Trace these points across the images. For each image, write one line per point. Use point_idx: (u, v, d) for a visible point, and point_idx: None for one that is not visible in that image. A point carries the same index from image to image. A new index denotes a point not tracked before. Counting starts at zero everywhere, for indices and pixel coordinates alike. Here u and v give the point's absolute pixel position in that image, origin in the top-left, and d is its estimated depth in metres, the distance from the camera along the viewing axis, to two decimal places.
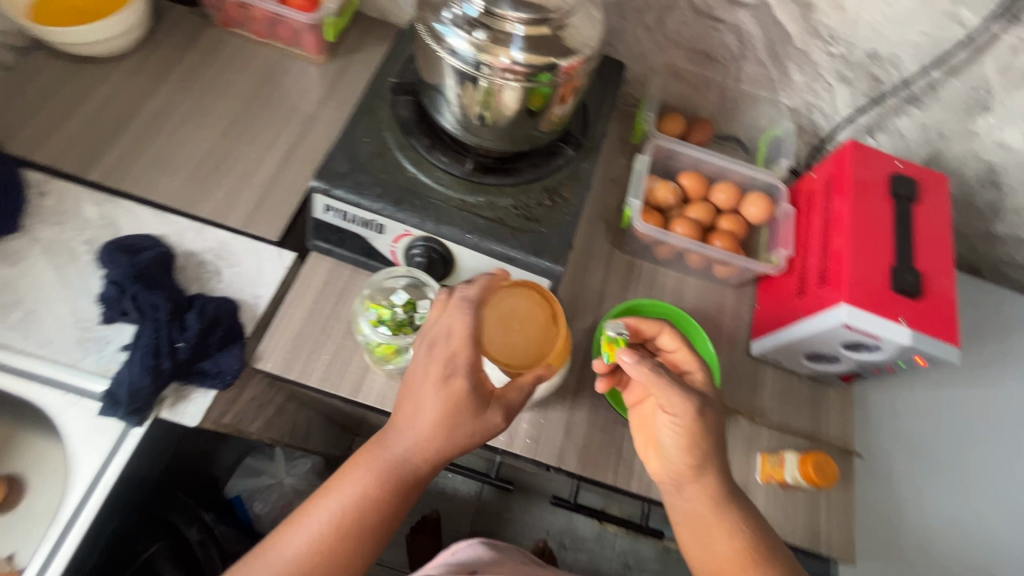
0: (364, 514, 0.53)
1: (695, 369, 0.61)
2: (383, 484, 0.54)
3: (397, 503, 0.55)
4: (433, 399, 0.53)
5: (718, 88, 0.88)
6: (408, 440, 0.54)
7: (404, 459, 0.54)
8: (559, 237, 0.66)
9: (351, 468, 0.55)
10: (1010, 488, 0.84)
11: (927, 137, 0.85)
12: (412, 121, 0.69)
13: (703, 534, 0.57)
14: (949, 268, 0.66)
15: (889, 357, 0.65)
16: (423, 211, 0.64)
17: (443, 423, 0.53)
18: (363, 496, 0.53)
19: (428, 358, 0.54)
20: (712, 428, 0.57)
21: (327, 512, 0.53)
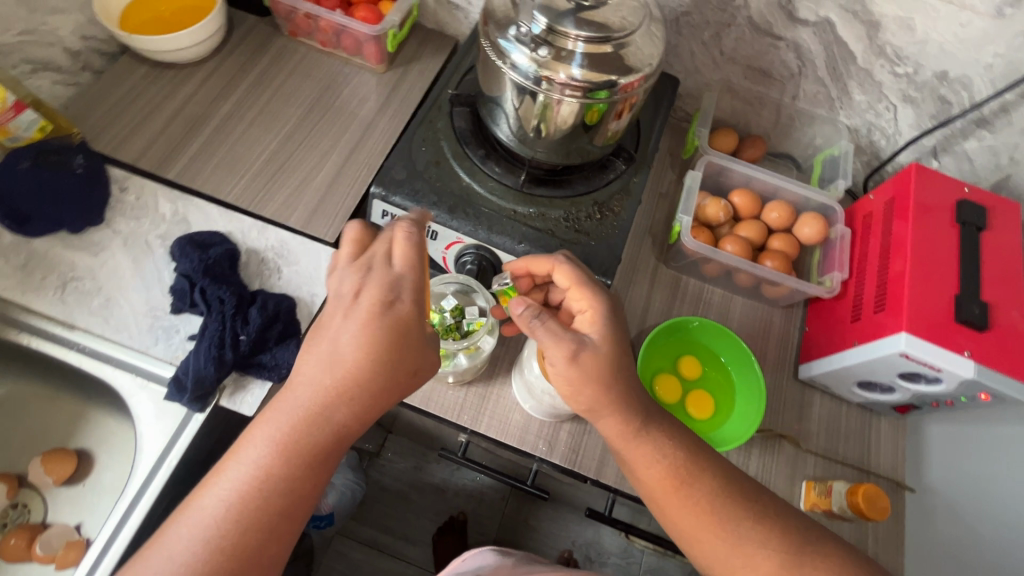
0: (272, 486, 0.47)
1: (591, 305, 0.56)
2: (295, 438, 0.48)
3: (314, 468, 0.49)
4: (356, 341, 0.49)
5: (773, 105, 0.87)
6: (315, 386, 0.49)
7: (314, 408, 0.49)
8: (608, 251, 0.66)
9: (252, 432, 0.49)
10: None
11: (997, 161, 0.81)
12: (468, 131, 0.71)
13: (666, 501, 0.54)
14: (1020, 301, 0.63)
15: (949, 390, 0.62)
16: (475, 219, 0.66)
17: (371, 370, 0.50)
18: (269, 467, 0.47)
19: (361, 300, 0.51)
20: (612, 368, 0.55)
21: (228, 487, 0.47)
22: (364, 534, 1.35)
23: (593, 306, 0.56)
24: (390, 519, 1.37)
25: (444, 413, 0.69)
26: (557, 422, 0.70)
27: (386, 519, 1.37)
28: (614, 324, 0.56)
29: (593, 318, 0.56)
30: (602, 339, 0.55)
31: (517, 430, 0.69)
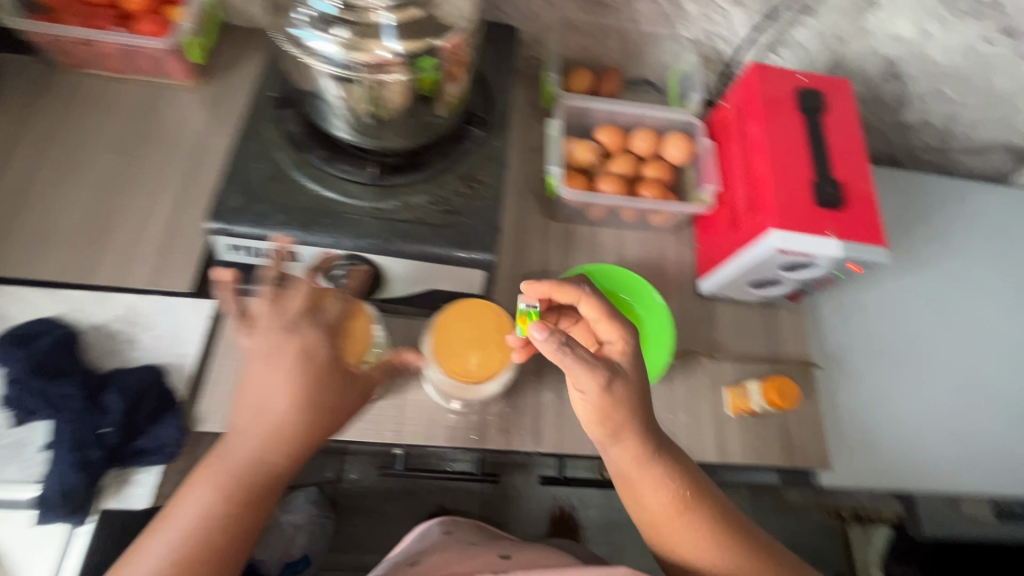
0: (214, 525, 0.46)
1: (619, 338, 0.56)
2: (235, 491, 0.47)
3: (258, 505, 0.48)
4: (287, 377, 0.49)
5: (617, 34, 0.85)
6: (253, 433, 0.48)
7: (256, 458, 0.48)
8: (484, 225, 0.63)
9: (190, 484, 0.47)
10: (950, 355, 0.90)
11: (826, 43, 0.85)
12: (303, 134, 0.64)
13: (669, 526, 0.55)
14: (865, 171, 0.67)
15: (825, 270, 0.66)
16: (335, 228, 0.60)
17: (296, 392, 0.49)
18: (210, 507, 0.46)
19: (284, 341, 0.50)
20: (638, 401, 0.54)
21: (175, 531, 0.45)
22: (344, 562, 1.31)
23: (624, 338, 0.56)
24: (367, 538, 1.33)
25: (364, 436, 0.64)
26: (482, 408, 0.68)
27: (362, 540, 1.33)
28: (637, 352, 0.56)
29: (626, 352, 0.56)
30: (632, 367, 0.55)
31: (444, 428, 0.66)
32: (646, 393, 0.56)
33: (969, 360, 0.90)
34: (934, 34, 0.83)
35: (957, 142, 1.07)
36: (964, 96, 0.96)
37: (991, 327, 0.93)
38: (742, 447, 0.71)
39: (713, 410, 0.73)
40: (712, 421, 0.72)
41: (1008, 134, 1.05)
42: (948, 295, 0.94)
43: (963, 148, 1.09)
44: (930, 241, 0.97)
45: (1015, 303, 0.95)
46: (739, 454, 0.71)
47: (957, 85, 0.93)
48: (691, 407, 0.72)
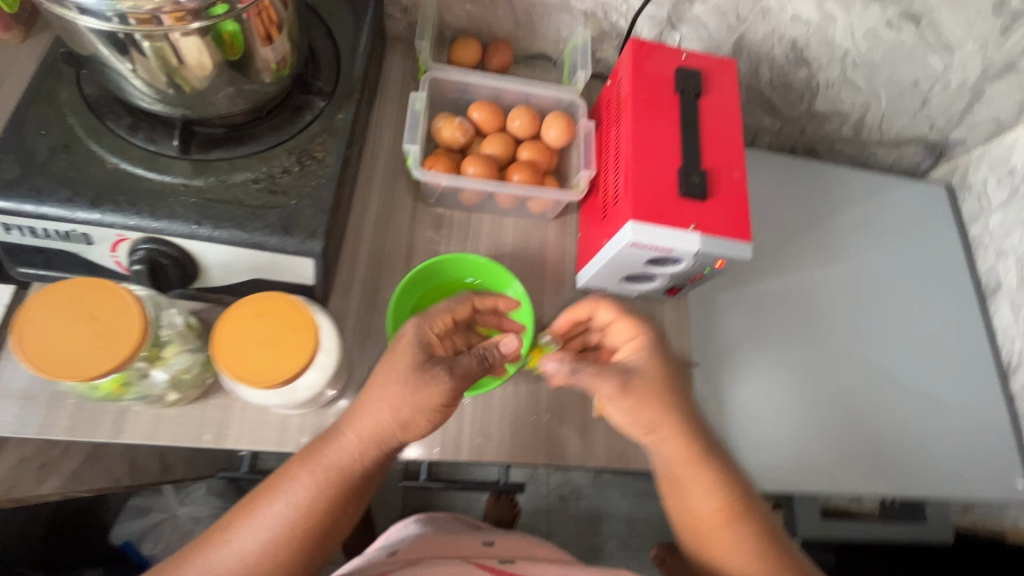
0: (316, 517, 0.49)
1: (637, 335, 0.58)
2: (327, 486, 0.50)
3: (341, 505, 0.51)
4: (423, 412, 0.51)
5: (504, 1, 0.78)
6: (352, 437, 0.51)
7: (345, 460, 0.51)
8: (314, 208, 0.56)
9: (289, 473, 0.50)
10: (828, 352, 0.94)
11: (726, 21, 0.80)
12: (105, 98, 0.56)
13: (709, 533, 0.55)
14: (739, 160, 0.62)
15: (691, 266, 0.62)
16: (130, 207, 0.52)
17: (405, 426, 0.51)
18: (308, 500, 0.49)
19: (400, 365, 0.52)
20: (663, 387, 0.55)
21: (269, 523, 0.48)
22: None
23: (637, 340, 0.58)
24: None
25: (178, 441, 0.58)
26: (321, 409, 0.62)
27: None
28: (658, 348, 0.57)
29: (641, 347, 0.57)
30: (650, 362, 0.56)
31: (273, 432, 0.60)
32: (677, 381, 0.57)
33: (845, 357, 0.94)
34: (836, 16, 0.79)
35: (871, 133, 1.04)
36: (875, 85, 0.92)
37: (869, 327, 0.98)
38: (607, 450, 0.68)
39: (578, 411, 0.68)
40: (578, 423, 0.68)
41: (922, 126, 1.02)
42: (830, 296, 0.98)
43: (878, 140, 1.06)
44: (816, 244, 1.02)
45: (893, 305, 1.00)
46: (603, 458, 0.67)
47: (866, 73, 0.89)
48: (556, 408, 0.68)
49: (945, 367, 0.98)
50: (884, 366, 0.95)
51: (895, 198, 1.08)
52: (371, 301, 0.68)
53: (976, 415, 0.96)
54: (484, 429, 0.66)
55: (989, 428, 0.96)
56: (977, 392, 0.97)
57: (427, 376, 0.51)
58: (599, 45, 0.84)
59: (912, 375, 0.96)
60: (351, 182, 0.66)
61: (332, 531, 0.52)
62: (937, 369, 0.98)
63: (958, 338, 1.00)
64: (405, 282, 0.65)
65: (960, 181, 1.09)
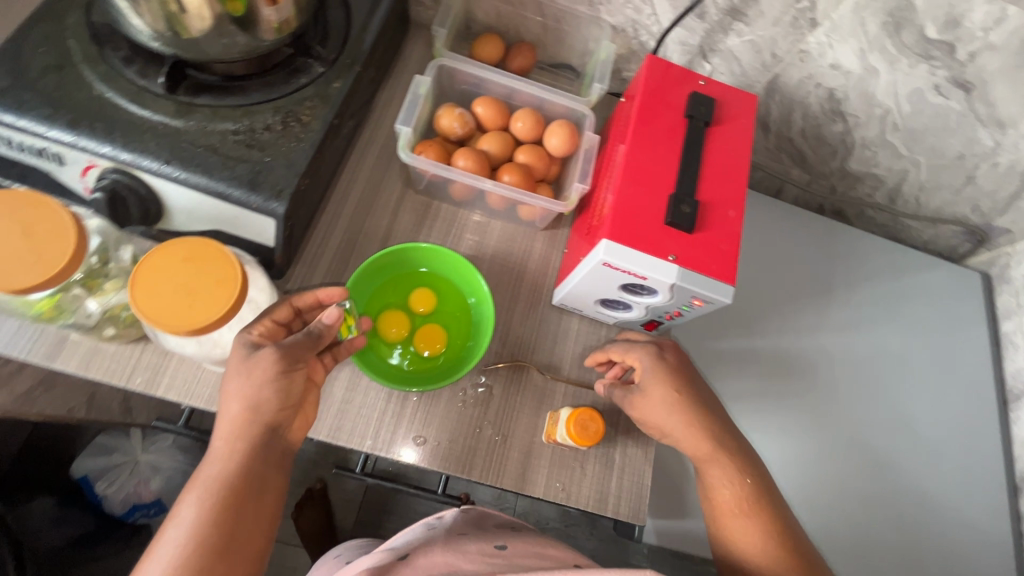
0: (216, 524, 0.46)
1: (638, 361, 0.62)
2: (217, 491, 0.47)
3: (246, 499, 0.48)
4: (266, 388, 0.49)
5: (534, 4, 0.77)
6: (220, 434, 0.49)
7: (222, 460, 0.48)
8: (286, 169, 0.55)
9: (176, 509, 0.47)
10: (821, 425, 0.90)
11: (761, 59, 0.76)
12: (110, 28, 0.57)
13: (725, 524, 0.58)
14: (738, 198, 0.58)
15: (666, 300, 0.57)
16: (105, 134, 0.52)
17: (259, 407, 0.49)
18: (204, 515, 0.46)
19: (248, 353, 0.49)
20: (683, 380, 0.61)
21: (166, 556, 0.44)
22: None
23: (641, 358, 0.61)
24: None
25: (109, 378, 0.56)
26: None
27: None
28: (663, 367, 0.60)
29: (673, 356, 0.63)
30: (653, 378, 0.60)
31: (204, 388, 0.58)
32: (694, 376, 0.62)
33: (837, 435, 0.89)
34: (879, 71, 0.74)
35: (907, 205, 0.97)
36: (916, 153, 0.86)
37: (870, 409, 0.91)
38: (547, 480, 0.63)
39: (526, 432, 0.64)
40: (523, 443, 0.64)
41: (964, 206, 0.94)
42: (834, 368, 0.93)
43: (913, 214, 0.99)
44: (829, 311, 0.96)
45: (904, 392, 0.93)
46: (541, 487, 0.63)
47: (906, 138, 0.84)
48: (503, 424, 0.64)
49: (949, 470, 0.90)
50: (880, 453, 0.89)
51: (923, 280, 1.01)
52: (335, 277, 0.66)
53: (992, 514, 0.89)
54: (421, 432, 0.62)
55: (986, 546, 0.87)
56: (981, 504, 0.88)
57: (253, 358, 0.49)
58: (625, 63, 0.82)
59: (908, 471, 0.89)
60: (339, 154, 0.65)
61: (249, 529, 0.47)
62: (939, 470, 0.89)
63: (970, 442, 0.92)
64: (365, 266, 0.63)
65: (999, 273, 1.01)
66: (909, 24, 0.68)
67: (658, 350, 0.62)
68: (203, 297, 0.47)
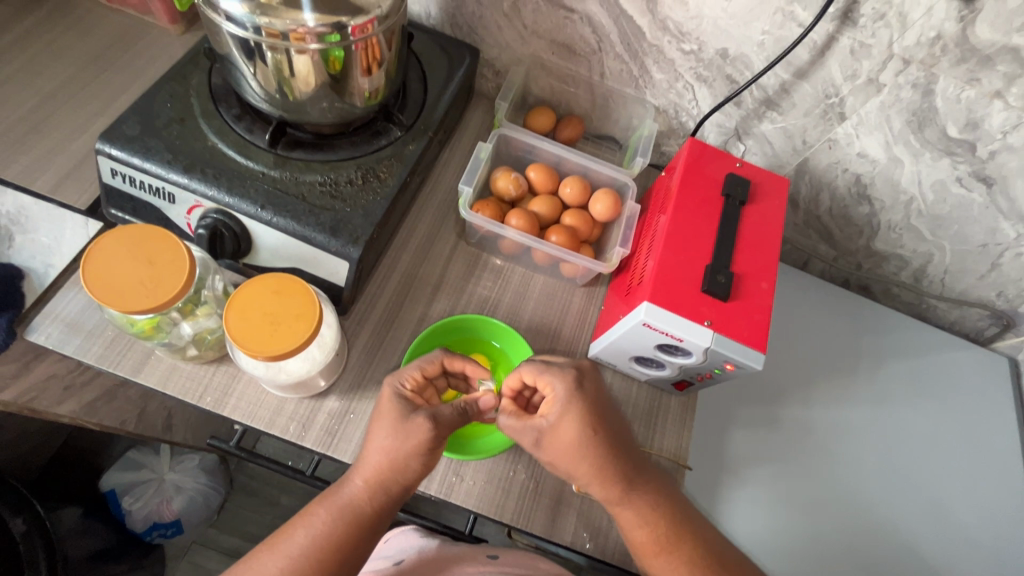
0: (335, 546, 0.52)
1: (552, 390, 0.60)
2: (346, 522, 0.54)
3: (363, 539, 0.54)
4: (414, 458, 0.56)
5: (585, 84, 0.86)
6: (364, 471, 0.56)
7: (357, 493, 0.55)
8: (363, 218, 0.62)
9: (308, 513, 0.55)
10: (831, 501, 0.89)
11: (792, 144, 0.83)
12: (225, 89, 0.66)
13: (648, 564, 0.58)
14: (771, 271, 0.63)
15: (700, 362, 0.61)
16: (215, 180, 0.60)
17: (399, 466, 0.56)
18: (327, 530, 0.53)
19: (400, 416, 0.57)
20: (596, 427, 0.58)
21: (291, 556, 0.51)
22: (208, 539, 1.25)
23: (554, 388, 0.60)
24: None
25: (184, 395, 0.61)
26: (315, 404, 0.64)
27: None
28: (573, 408, 0.58)
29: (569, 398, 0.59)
30: (563, 413, 0.58)
31: (267, 411, 0.63)
32: (608, 413, 0.60)
33: (860, 512, 0.89)
34: (904, 161, 0.80)
35: (931, 285, 1.00)
36: (940, 238, 0.90)
37: (893, 489, 0.91)
38: (575, 528, 0.65)
39: (557, 479, 0.67)
40: (553, 491, 0.66)
41: (989, 291, 0.97)
42: (857, 444, 0.93)
43: (938, 295, 1.01)
44: (852, 385, 0.98)
45: (927, 472, 0.92)
46: (568, 536, 0.65)
47: (930, 224, 0.88)
48: (535, 470, 0.67)
49: (977, 560, 0.87)
50: (905, 536, 0.88)
51: (947, 360, 1.02)
52: (390, 316, 0.71)
53: None
54: (459, 471, 0.65)
55: None
56: None
57: (412, 421, 0.56)
58: (665, 139, 0.89)
59: (934, 556, 0.87)
60: (405, 206, 0.72)
61: (356, 560, 0.54)
62: (967, 560, 0.87)
63: (999, 532, 0.90)
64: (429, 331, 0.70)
65: None
66: (932, 122, 0.73)
67: (575, 383, 0.59)
68: (282, 327, 0.51)
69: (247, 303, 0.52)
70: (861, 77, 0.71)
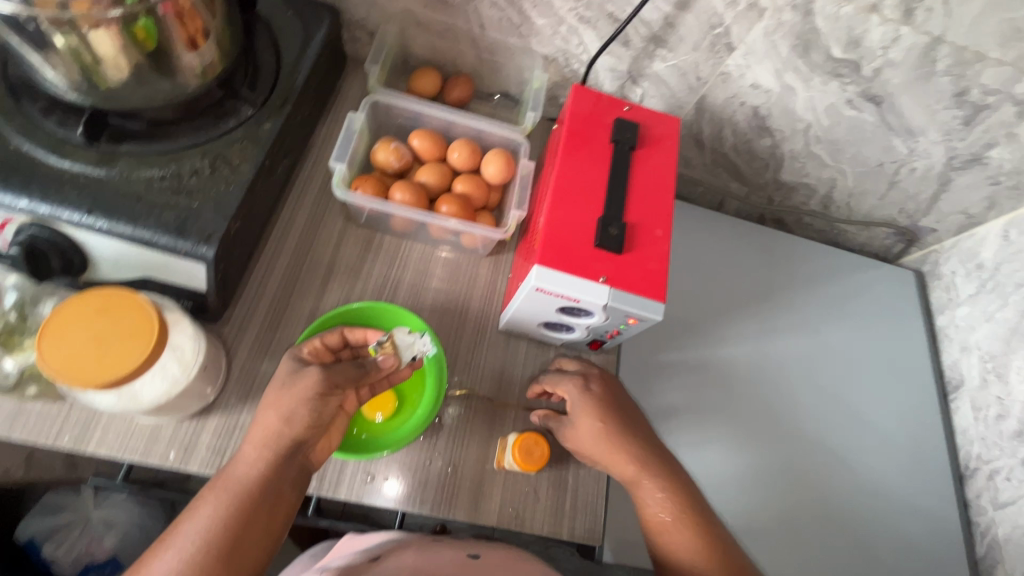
0: (226, 529, 0.48)
1: (567, 394, 0.64)
2: (236, 503, 0.49)
3: (258, 515, 0.49)
4: (301, 405, 0.52)
5: (467, 38, 0.79)
6: (250, 442, 0.52)
7: (246, 470, 0.51)
8: (215, 212, 0.55)
9: (197, 503, 0.50)
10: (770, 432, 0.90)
11: (687, 82, 0.80)
12: (25, 80, 0.56)
13: (665, 539, 0.59)
14: (666, 216, 0.60)
15: (603, 319, 0.58)
16: (22, 188, 0.51)
17: (290, 420, 0.52)
18: (217, 516, 0.48)
19: (295, 372, 0.54)
20: (612, 415, 0.62)
21: (179, 550, 0.46)
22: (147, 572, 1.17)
23: (568, 391, 0.64)
24: None
25: (33, 438, 0.54)
26: (197, 423, 0.58)
27: None
28: (588, 398, 0.63)
29: (582, 394, 0.63)
30: (581, 409, 0.62)
31: (139, 440, 0.56)
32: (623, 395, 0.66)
33: (805, 445, 0.91)
34: (796, 89, 0.78)
35: (839, 210, 1.02)
36: (840, 162, 0.91)
37: (819, 411, 0.93)
38: (500, 507, 0.63)
39: (477, 460, 0.64)
40: (474, 472, 0.64)
41: (891, 209, 0.99)
42: (782, 373, 0.95)
43: (846, 219, 1.03)
44: (774, 316, 0.99)
45: (850, 391, 0.96)
46: (495, 515, 0.62)
47: (829, 149, 0.88)
48: (454, 454, 0.64)
49: (896, 464, 0.92)
50: (832, 456, 0.91)
51: (859, 281, 1.05)
52: (276, 316, 0.65)
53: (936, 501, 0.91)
54: (371, 469, 0.61)
55: (933, 537, 0.89)
56: (931, 496, 0.91)
57: (300, 375, 0.53)
58: (560, 90, 0.85)
59: (860, 468, 0.91)
60: (274, 193, 0.65)
61: (252, 539, 0.49)
62: (892, 468, 0.92)
63: (915, 435, 0.95)
64: (314, 327, 0.63)
65: (930, 269, 1.05)
66: (816, 45, 0.72)
67: (582, 378, 0.64)
68: (110, 347, 0.44)
69: (68, 327, 0.44)
70: (743, 3, 0.68)
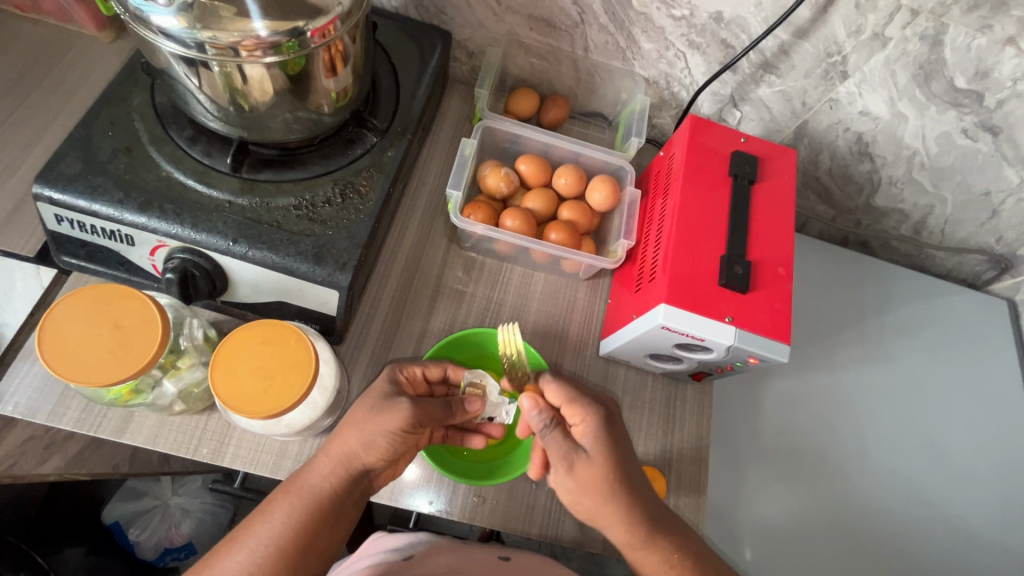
0: (299, 535, 0.48)
1: (581, 424, 0.55)
2: (311, 511, 0.50)
3: (326, 530, 0.50)
4: (387, 435, 0.52)
5: (568, 60, 0.79)
6: (328, 455, 0.52)
7: (322, 480, 0.51)
8: (348, 241, 0.56)
9: (271, 503, 0.50)
10: (859, 466, 0.87)
11: (791, 107, 0.78)
12: (172, 109, 0.59)
13: None
14: (788, 254, 0.60)
15: (721, 357, 0.58)
16: (176, 215, 0.54)
17: (372, 444, 0.52)
18: (292, 523, 0.49)
19: (387, 400, 0.54)
20: (609, 475, 0.53)
21: (251, 550, 0.47)
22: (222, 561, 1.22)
23: (583, 422, 0.55)
24: None
25: (176, 450, 0.57)
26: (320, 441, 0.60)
27: None
28: (603, 441, 0.54)
29: (586, 434, 0.54)
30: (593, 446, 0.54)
31: (269, 456, 0.58)
32: (629, 446, 0.56)
33: (899, 486, 0.87)
34: (908, 116, 0.76)
35: (931, 236, 0.97)
36: (941, 189, 0.87)
37: (913, 447, 0.89)
38: (605, 536, 0.63)
39: None
40: None
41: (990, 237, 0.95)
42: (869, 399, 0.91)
43: (937, 245, 0.98)
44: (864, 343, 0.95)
45: (948, 428, 0.91)
46: (600, 543, 0.63)
47: (932, 176, 0.85)
48: None
49: (993, 507, 0.87)
50: (928, 497, 0.86)
51: None
52: (389, 336, 0.67)
53: None
54: (480, 491, 0.63)
55: None
56: None
57: (391, 404, 0.53)
58: (656, 111, 0.84)
59: (956, 510, 0.86)
60: (390, 217, 0.66)
61: (318, 551, 0.49)
62: (990, 510, 0.87)
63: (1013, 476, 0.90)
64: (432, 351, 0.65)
65: None
66: (939, 74, 0.69)
67: (606, 414, 0.55)
68: (276, 380, 0.48)
69: (241, 357, 0.49)
70: (866, 32, 0.67)
